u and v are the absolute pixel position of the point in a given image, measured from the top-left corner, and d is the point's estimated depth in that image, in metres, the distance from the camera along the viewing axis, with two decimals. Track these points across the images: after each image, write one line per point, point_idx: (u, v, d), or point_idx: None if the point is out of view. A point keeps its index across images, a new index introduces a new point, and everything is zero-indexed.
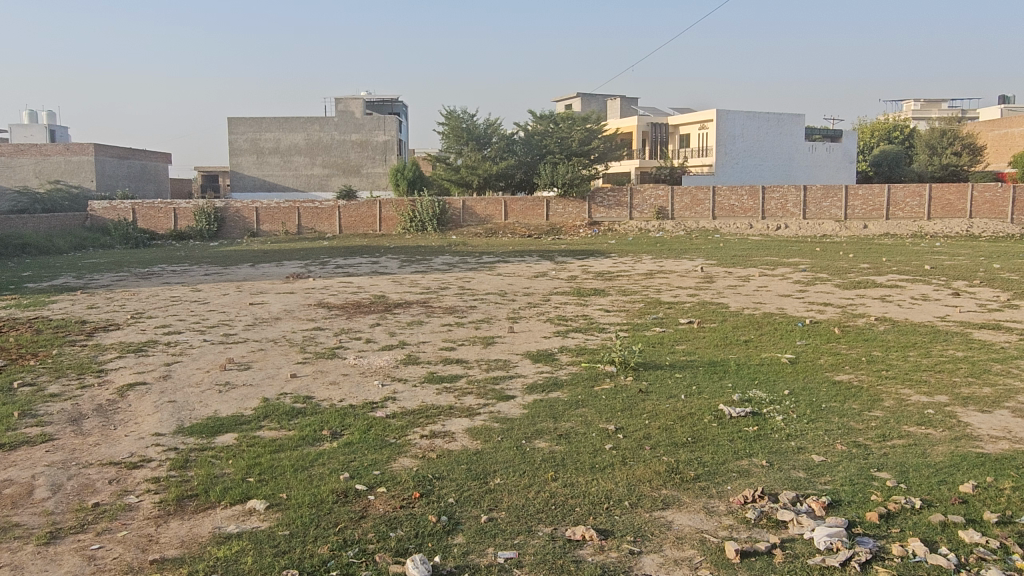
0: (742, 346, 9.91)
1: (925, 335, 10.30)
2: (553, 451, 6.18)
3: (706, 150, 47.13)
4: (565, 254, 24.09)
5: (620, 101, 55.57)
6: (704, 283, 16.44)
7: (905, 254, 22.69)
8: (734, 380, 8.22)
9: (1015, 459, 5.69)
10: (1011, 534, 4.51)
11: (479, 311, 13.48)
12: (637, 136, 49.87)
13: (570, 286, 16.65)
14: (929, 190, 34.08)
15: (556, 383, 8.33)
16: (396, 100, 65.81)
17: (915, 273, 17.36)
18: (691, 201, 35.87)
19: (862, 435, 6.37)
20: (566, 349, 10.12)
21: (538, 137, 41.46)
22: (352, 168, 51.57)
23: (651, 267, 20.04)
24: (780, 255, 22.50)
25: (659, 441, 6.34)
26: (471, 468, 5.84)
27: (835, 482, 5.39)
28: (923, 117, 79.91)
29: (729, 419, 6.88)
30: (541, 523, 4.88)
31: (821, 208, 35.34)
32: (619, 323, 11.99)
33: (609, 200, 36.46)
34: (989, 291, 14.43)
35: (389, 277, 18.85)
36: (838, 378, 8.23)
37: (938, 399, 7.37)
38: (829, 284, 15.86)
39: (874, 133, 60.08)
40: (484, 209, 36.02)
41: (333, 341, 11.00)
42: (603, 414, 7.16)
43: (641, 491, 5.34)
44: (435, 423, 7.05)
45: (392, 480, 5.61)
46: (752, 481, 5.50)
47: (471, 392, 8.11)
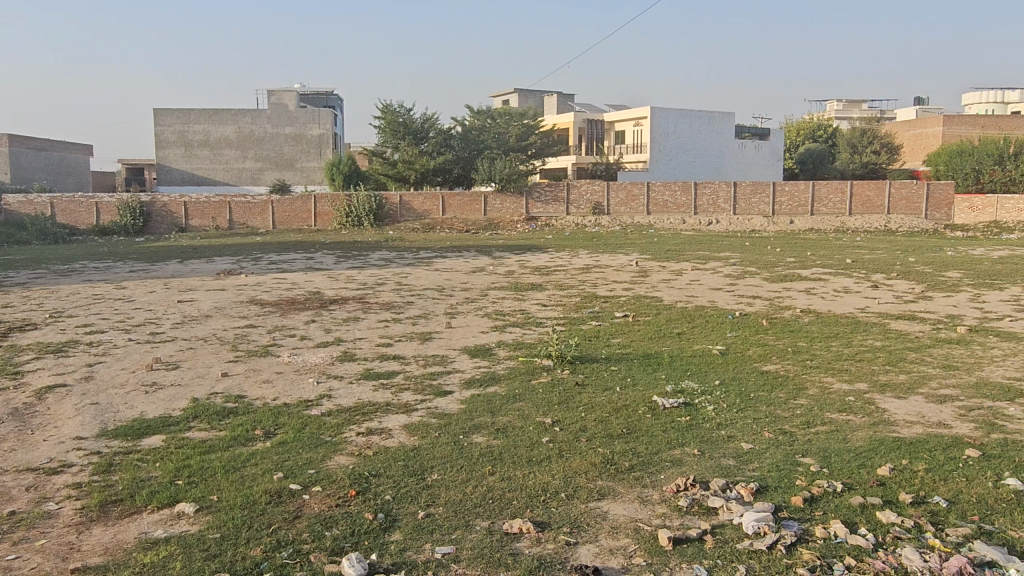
0: (675, 338, 10.15)
1: (847, 326, 10.75)
2: (491, 446, 6.20)
3: (641, 147, 47.84)
4: (501, 249, 24.09)
5: (557, 98, 55.88)
6: (639, 278, 16.75)
7: (828, 248, 23.58)
8: (667, 372, 8.42)
9: (927, 442, 5.99)
10: (924, 514, 4.76)
11: (417, 306, 13.37)
12: (573, 132, 50.17)
13: (507, 281, 16.68)
14: (851, 187, 35.48)
15: (493, 378, 8.35)
16: (331, 92, 64.82)
17: (837, 267, 18.04)
18: (626, 196, 36.45)
19: (788, 422, 6.61)
20: (503, 344, 10.15)
21: (475, 132, 41.88)
22: (286, 162, 50.47)
23: (587, 262, 20.22)
24: (710, 250, 23.05)
25: (595, 433, 6.43)
26: (409, 464, 5.81)
27: (762, 468, 5.58)
28: (844, 118, 83.18)
29: (663, 410, 7.02)
30: (478, 516, 4.90)
31: (750, 204, 36.32)
32: (556, 317, 12.10)
33: (546, 195, 36.67)
34: (906, 283, 15.16)
35: (324, 274, 18.49)
36: (765, 368, 8.50)
37: (858, 386, 7.71)
38: (757, 278, 16.34)
39: (799, 132, 62.10)
40: (420, 204, 35.63)
41: (266, 339, 10.72)
42: (540, 408, 7.21)
43: (577, 483, 5.42)
44: (371, 420, 6.96)
45: (327, 478, 5.53)
46: (684, 470, 5.63)
47: (409, 388, 8.06)
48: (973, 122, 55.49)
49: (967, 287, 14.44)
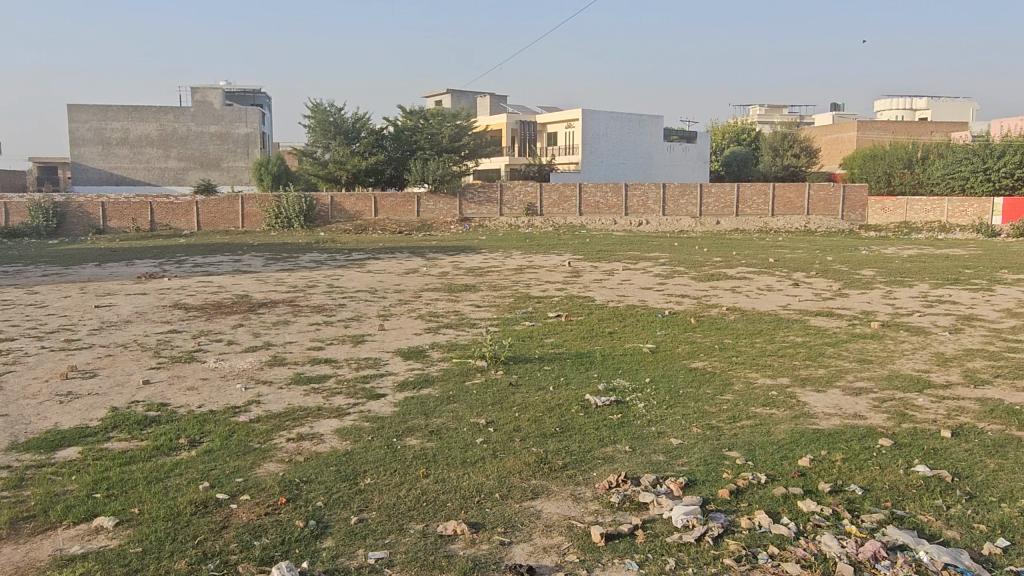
0: (607, 337, 10.31)
1: (770, 322, 11.16)
2: (425, 448, 6.16)
3: (573, 148, 48.32)
4: (435, 250, 24.03)
5: (489, 99, 55.97)
6: (572, 277, 16.97)
7: (752, 247, 24.43)
8: (599, 370, 8.55)
9: (844, 433, 6.27)
10: (842, 502, 4.97)
11: (349, 309, 13.18)
12: (506, 133, 50.24)
13: (441, 282, 16.63)
14: (773, 189, 36.81)
15: (427, 380, 8.29)
16: (258, 90, 63.16)
17: (760, 266, 18.73)
18: (559, 197, 36.89)
19: (715, 417, 6.81)
20: (437, 345, 10.10)
21: (408, 133, 40.98)
22: (211, 161, 48.99)
23: (520, 263, 20.31)
24: (640, 250, 23.52)
25: (528, 433, 6.47)
26: (341, 469, 5.71)
27: (691, 463, 5.73)
28: (766, 122, 86.12)
29: (595, 408, 7.12)
30: (412, 520, 4.86)
31: (678, 205, 37.22)
32: (490, 318, 12.11)
33: (480, 196, 36.67)
34: (824, 280, 15.85)
35: (253, 276, 18.03)
36: (693, 365, 8.73)
37: (781, 381, 8.00)
38: (686, 277, 16.77)
39: (725, 135, 64.04)
40: (352, 205, 35.03)
41: (191, 344, 10.38)
42: (475, 409, 7.21)
43: (511, 483, 5.44)
44: (302, 425, 6.82)
45: (257, 486, 5.38)
46: (616, 466, 5.73)
47: (340, 392, 7.93)
48: (885, 127, 58.32)
49: (880, 284, 15.18)
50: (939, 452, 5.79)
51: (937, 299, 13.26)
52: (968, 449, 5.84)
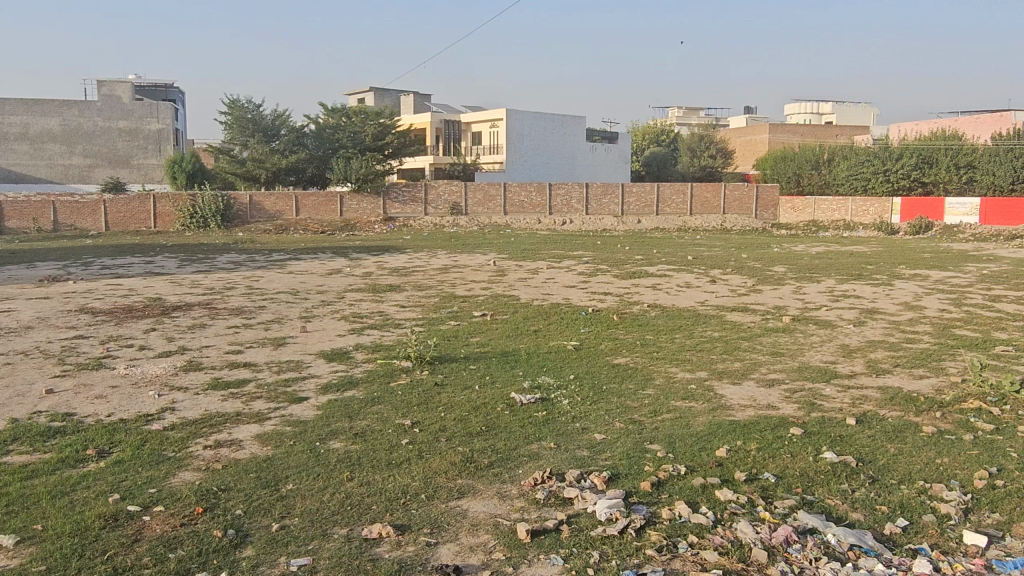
0: (532, 335, 10.40)
1: (689, 318, 11.50)
2: (349, 451, 6.06)
3: (497, 148, 48.45)
4: (359, 251, 23.68)
5: (414, 98, 55.52)
6: (497, 276, 17.01)
7: (672, 246, 25.09)
8: (524, 368, 8.60)
9: (758, 423, 6.53)
10: (756, 490, 5.17)
11: (269, 311, 12.82)
12: (430, 132, 49.80)
13: (365, 282, 16.38)
14: (692, 188, 37.93)
15: (351, 382, 8.16)
16: (171, 85, 60.77)
17: (680, 264, 19.26)
18: (484, 197, 36.93)
19: (637, 412, 6.96)
20: (361, 347, 9.94)
21: (330, 130, 40.37)
22: (120, 159, 46.80)
23: (445, 263, 20.23)
24: (564, 249, 23.79)
25: (454, 433, 6.45)
26: (261, 475, 5.56)
27: (614, 457, 5.84)
28: (684, 124, 88.57)
29: (520, 406, 7.17)
30: (336, 524, 4.77)
31: (601, 204, 37.90)
32: (415, 318, 12.01)
33: (404, 196, 36.31)
34: (740, 278, 16.43)
35: (166, 278, 17.34)
36: (616, 361, 8.90)
37: (699, 374, 8.27)
38: (609, 275, 17.05)
39: (644, 136, 65.54)
40: (272, 205, 33.99)
41: (99, 350, 9.88)
42: (400, 409, 7.15)
43: (437, 483, 5.42)
44: (220, 432, 6.60)
45: (172, 497, 5.17)
46: (541, 463, 5.79)
47: (261, 396, 7.71)
48: (793, 130, 60.93)
49: (791, 280, 15.86)
50: (845, 439, 6.10)
51: (842, 294, 13.96)
52: (871, 435, 6.18)
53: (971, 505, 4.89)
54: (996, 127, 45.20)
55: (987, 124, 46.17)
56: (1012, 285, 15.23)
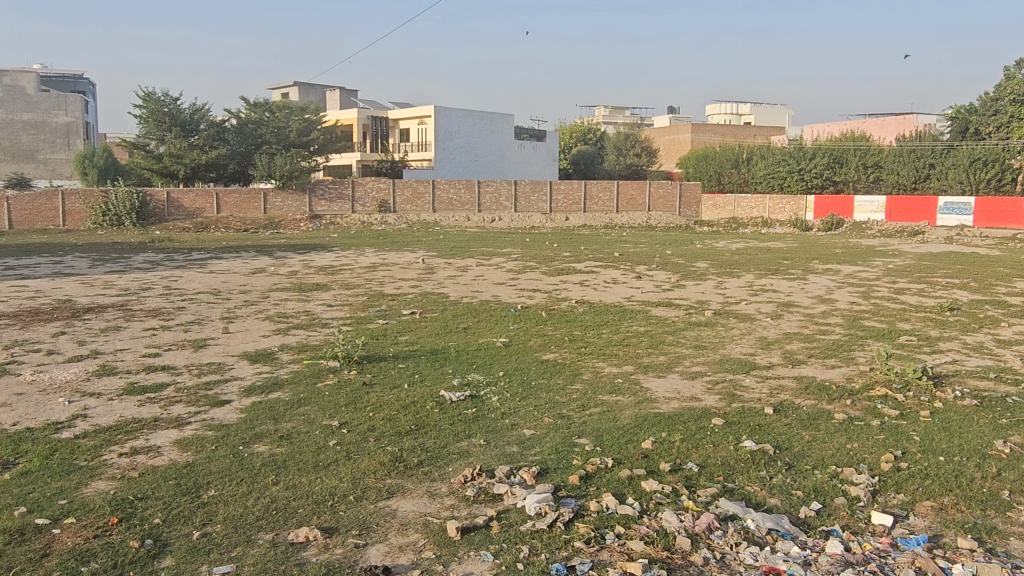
0: (461, 333, 10.38)
1: (615, 313, 11.71)
2: (274, 454, 5.91)
3: (425, 145, 48.06)
4: (284, 249, 23.08)
5: (340, 94, 54.55)
6: (426, 275, 16.88)
7: (599, 242, 25.51)
8: (454, 366, 8.58)
9: (682, 415, 6.71)
10: (680, 479, 5.31)
11: (189, 312, 12.37)
12: (357, 129, 48.89)
13: (290, 282, 16.00)
14: (618, 186, 38.96)
15: (276, 383, 7.97)
16: (80, 76, 57.83)
17: (607, 260, 19.64)
18: (412, 194, 36.62)
19: (566, 407, 7.05)
20: (287, 347, 9.72)
21: (252, 126, 39.69)
22: (25, 153, 44.25)
23: (373, 261, 19.96)
24: (493, 246, 23.89)
25: (383, 432, 6.39)
26: (181, 482, 5.37)
27: (543, 452, 5.90)
28: (610, 123, 90.09)
29: (450, 403, 7.17)
30: (261, 529, 4.66)
31: (529, 202, 38.38)
32: (342, 317, 11.82)
33: (330, 193, 35.71)
34: (664, 273, 16.85)
35: (77, 279, 16.52)
36: (545, 357, 8.99)
37: (626, 368, 8.43)
38: (537, 272, 17.21)
39: (571, 134, 65.86)
40: (192, 202, 32.80)
41: (2, 356, 9.31)
42: (327, 410, 7.03)
43: (366, 483, 5.35)
44: (136, 438, 6.33)
45: (84, 508, 4.93)
46: (471, 460, 5.79)
47: (180, 400, 7.43)
48: (714, 130, 62.87)
49: (712, 276, 16.38)
50: (763, 427, 6.35)
51: (760, 288, 14.49)
52: (787, 423, 6.45)
53: (877, 487, 5.16)
54: (901, 130, 47.63)
55: (892, 126, 48.67)
56: (914, 278, 16.15)
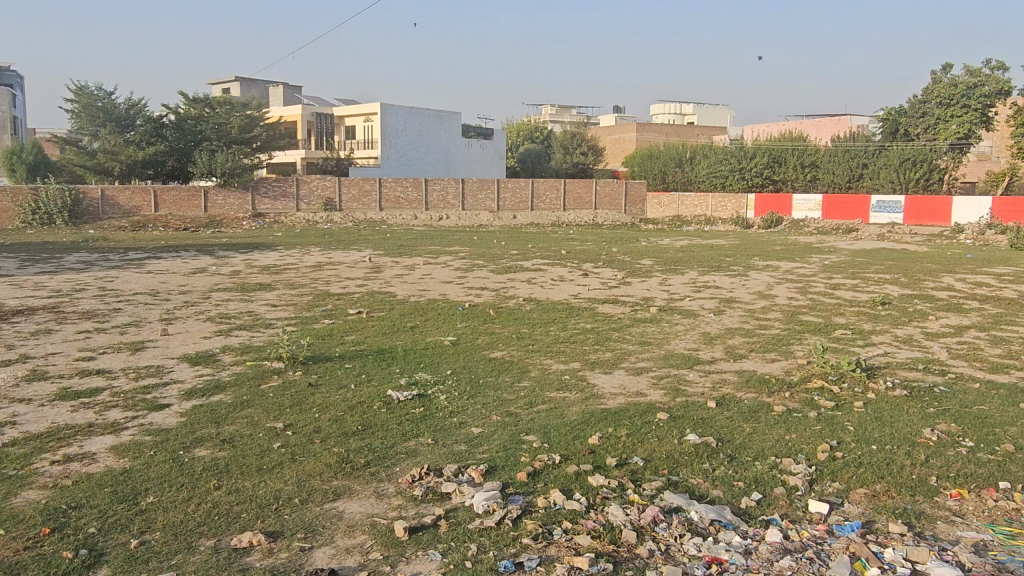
0: (408, 332, 10.31)
1: (563, 311, 11.79)
2: (216, 459, 5.77)
3: (372, 142, 47.49)
4: (225, 248, 22.50)
5: (283, 89, 53.34)
6: (372, 274, 16.70)
7: (546, 240, 25.69)
8: (402, 365, 8.51)
9: (628, 410, 6.80)
10: (626, 473, 5.39)
11: (125, 313, 11.96)
12: (301, 126, 48.22)
13: (232, 282, 15.62)
14: (565, 185, 39.39)
15: (218, 386, 7.77)
16: (8, 68, 55.37)
17: (554, 258, 19.76)
18: (358, 192, 36.21)
19: (514, 404, 7.08)
20: (229, 349, 9.50)
21: (191, 122, 37.89)
22: None
23: (318, 260, 19.63)
24: (441, 244, 23.79)
25: (329, 433, 6.30)
26: (118, 490, 5.19)
27: (491, 450, 5.91)
28: (557, 121, 90.56)
29: (398, 403, 7.12)
30: (202, 536, 4.54)
31: (477, 200, 38.35)
32: (286, 317, 11.60)
33: (274, 191, 34.96)
34: (610, 271, 17.07)
35: (4, 280, 15.82)
36: (493, 355, 9.00)
37: (573, 365, 8.50)
38: (485, 270, 17.22)
39: (519, 133, 66.47)
40: (127, 200, 31.69)
41: None
42: (271, 412, 6.89)
43: (311, 486, 5.27)
44: (70, 445, 6.10)
45: (13, 519, 4.73)
46: (419, 460, 5.76)
47: (116, 405, 7.19)
48: (658, 130, 63.91)
49: (657, 273, 16.65)
50: (706, 421, 6.49)
51: (703, 285, 14.77)
52: (729, 416, 6.60)
53: (814, 476, 5.33)
54: (835, 131, 49.29)
55: (828, 127, 50.33)
56: (849, 273, 16.74)
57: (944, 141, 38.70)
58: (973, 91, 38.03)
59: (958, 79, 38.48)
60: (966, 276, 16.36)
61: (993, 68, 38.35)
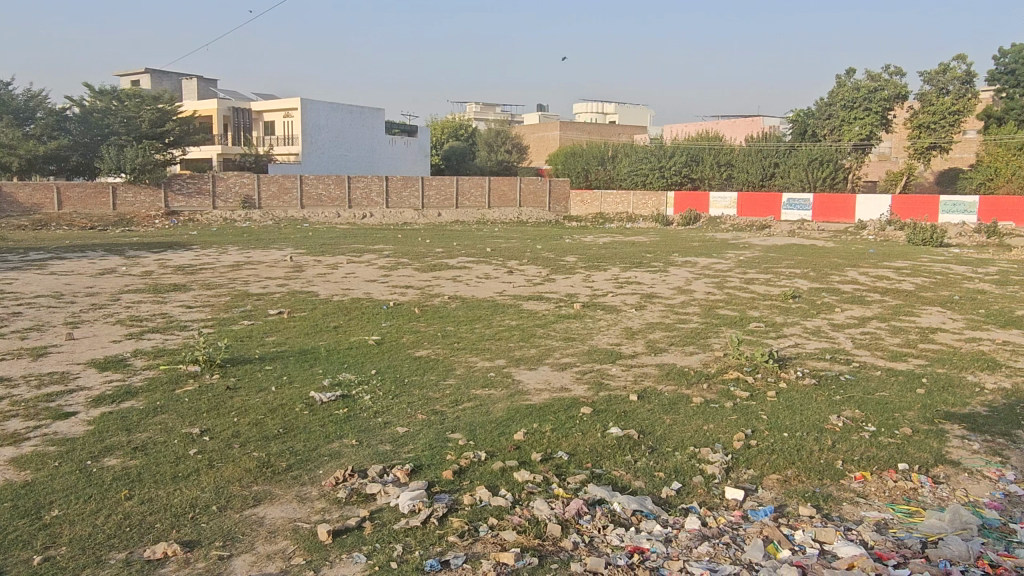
0: (331, 332, 10.12)
1: (488, 308, 11.81)
2: (127, 467, 5.53)
3: (292, 139, 46.33)
4: (136, 247, 21.54)
5: (197, 82, 51.27)
6: (293, 273, 16.34)
7: (471, 238, 25.70)
8: (324, 366, 8.36)
9: (553, 405, 6.89)
10: (551, 468, 5.46)
11: (26, 317, 11.31)
12: (218, 120, 46.26)
13: (144, 282, 14.97)
14: (489, 182, 39.42)
15: (129, 392, 7.43)
16: None
17: (479, 255, 19.78)
18: (278, 189, 35.26)
19: (439, 402, 7.05)
20: (140, 352, 9.10)
21: (97, 114, 36.36)
22: None
23: (237, 259, 19.04)
24: (364, 242, 23.46)
25: (249, 437, 6.13)
26: (19, 504, 4.90)
27: (416, 449, 5.87)
28: (481, 118, 90.58)
29: (320, 404, 6.98)
30: (113, 549, 4.34)
31: (401, 198, 37.95)
32: (202, 319, 11.20)
33: (188, 187, 33.48)
34: (534, 267, 17.21)
35: None
36: (418, 354, 8.94)
37: (499, 362, 8.54)
38: (409, 268, 17.08)
39: (443, 130, 63.47)
40: (28, 197, 29.95)
41: None
42: (187, 418, 6.64)
43: (230, 492, 5.11)
44: None
45: None
46: (343, 461, 5.67)
47: (17, 415, 6.77)
48: (582, 129, 64.81)
49: (581, 269, 16.90)
50: (628, 414, 6.64)
51: (626, 281, 15.06)
52: (650, 408, 6.78)
53: (730, 464, 5.53)
54: (749, 131, 51.15)
55: (742, 127, 52.25)
56: (762, 268, 17.44)
57: (849, 142, 40.71)
58: (874, 95, 40.19)
59: (860, 83, 40.61)
60: (868, 270, 17.27)
61: (891, 73, 40.50)
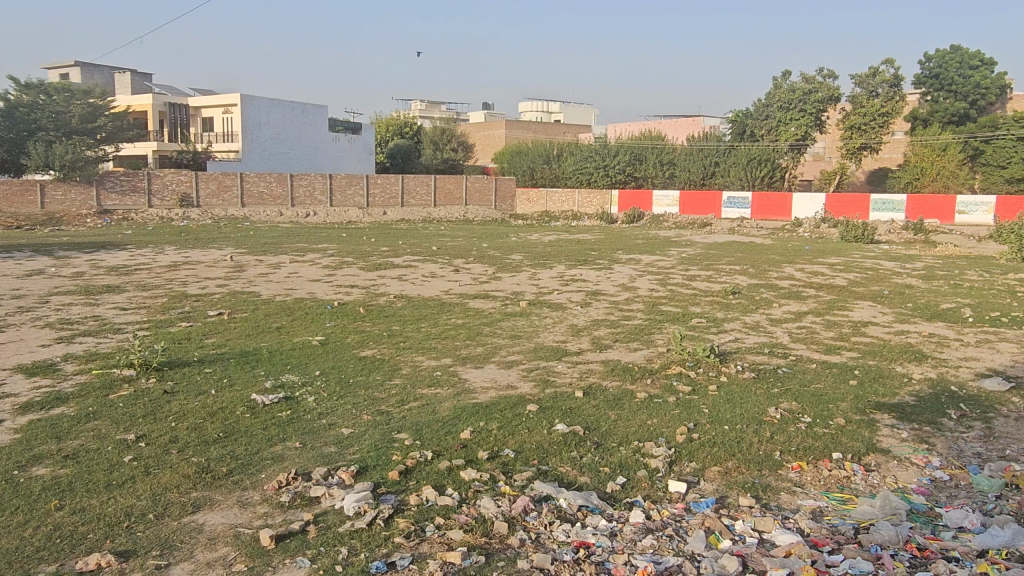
0: (273, 332, 9.92)
1: (434, 307, 11.74)
2: (57, 476, 5.31)
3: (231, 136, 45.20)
4: (66, 247, 20.70)
5: (131, 76, 49.53)
6: (234, 273, 15.95)
7: (417, 236, 25.49)
8: (266, 368, 8.18)
9: (499, 403, 6.90)
10: (497, 466, 5.46)
11: None
12: (153, 116, 44.86)
13: (75, 284, 14.39)
14: (435, 180, 39.14)
15: (59, 398, 7.14)
16: None
17: (424, 254, 19.65)
18: (217, 187, 34.35)
19: (385, 402, 6.98)
20: (71, 357, 8.75)
21: (23, 109, 34.89)
22: None
23: (174, 259, 18.47)
24: (307, 242, 23.01)
25: (187, 443, 5.95)
26: None
27: (361, 450, 5.81)
28: (427, 116, 90.03)
29: (262, 407, 6.83)
30: (42, 562, 4.16)
31: (345, 196, 37.43)
32: (137, 321, 10.82)
33: (122, 185, 32.31)
34: (480, 266, 17.19)
35: None
36: (363, 354, 8.84)
37: (444, 361, 8.51)
38: (353, 267, 16.85)
39: (389, 128, 63.18)
40: None
41: None
42: (121, 424, 6.42)
43: (167, 499, 4.96)
44: None
45: None
46: (286, 464, 5.57)
47: None
48: (527, 127, 64.94)
49: (526, 267, 16.96)
50: (574, 410, 6.70)
51: (571, 279, 15.17)
52: (595, 404, 6.85)
53: (673, 457, 5.63)
54: (691, 131, 52.11)
55: (683, 127, 53.18)
56: (703, 265, 17.81)
57: (786, 142, 41.90)
58: (808, 96, 41.50)
59: (796, 85, 41.87)
60: (804, 266, 17.80)
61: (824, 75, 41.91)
